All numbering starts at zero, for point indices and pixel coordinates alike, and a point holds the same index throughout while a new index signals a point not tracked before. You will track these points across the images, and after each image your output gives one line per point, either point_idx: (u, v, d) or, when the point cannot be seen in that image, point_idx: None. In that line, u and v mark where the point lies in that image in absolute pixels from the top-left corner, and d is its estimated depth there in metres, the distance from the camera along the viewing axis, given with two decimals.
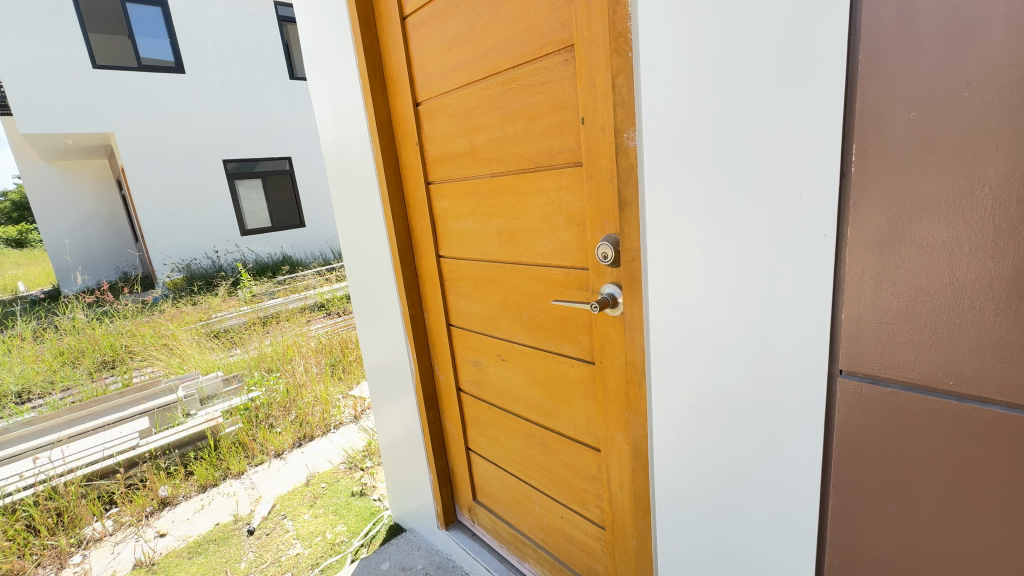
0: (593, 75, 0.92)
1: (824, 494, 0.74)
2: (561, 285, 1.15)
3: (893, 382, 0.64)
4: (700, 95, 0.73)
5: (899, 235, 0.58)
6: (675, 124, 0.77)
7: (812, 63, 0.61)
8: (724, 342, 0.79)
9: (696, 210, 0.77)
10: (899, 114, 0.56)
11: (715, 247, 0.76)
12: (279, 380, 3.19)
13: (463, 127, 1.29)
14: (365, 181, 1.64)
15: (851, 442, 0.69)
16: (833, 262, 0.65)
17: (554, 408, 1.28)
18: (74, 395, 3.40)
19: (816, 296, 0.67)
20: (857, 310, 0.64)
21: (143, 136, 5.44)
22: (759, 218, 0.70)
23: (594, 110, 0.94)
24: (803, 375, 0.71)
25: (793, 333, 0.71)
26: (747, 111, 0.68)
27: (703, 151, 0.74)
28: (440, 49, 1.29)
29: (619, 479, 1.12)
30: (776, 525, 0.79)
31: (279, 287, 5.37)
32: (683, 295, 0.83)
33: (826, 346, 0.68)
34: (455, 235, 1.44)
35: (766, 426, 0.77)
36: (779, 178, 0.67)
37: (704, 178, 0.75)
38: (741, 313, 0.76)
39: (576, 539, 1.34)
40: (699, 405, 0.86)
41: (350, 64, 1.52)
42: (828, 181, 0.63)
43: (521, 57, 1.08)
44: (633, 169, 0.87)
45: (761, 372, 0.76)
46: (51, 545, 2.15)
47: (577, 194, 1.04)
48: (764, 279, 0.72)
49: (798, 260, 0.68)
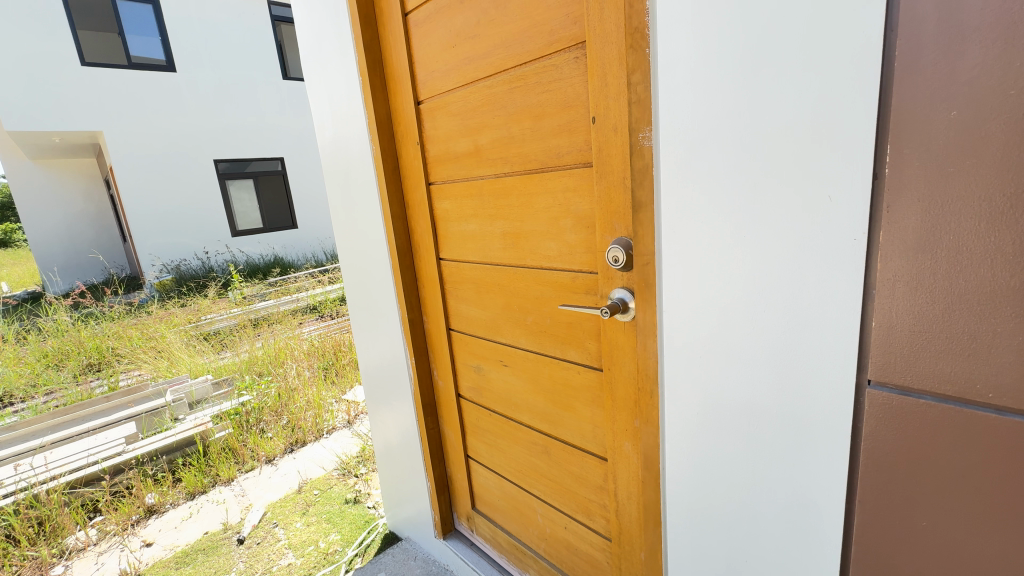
0: (605, 72, 0.89)
1: (848, 509, 0.71)
2: (568, 290, 1.11)
3: (925, 394, 0.61)
4: (723, 93, 0.70)
5: (936, 239, 0.56)
6: (695, 123, 0.74)
7: (844, 62, 0.58)
8: (741, 347, 0.76)
9: (716, 212, 0.75)
10: (937, 113, 0.53)
11: (736, 252, 0.74)
12: (270, 384, 3.12)
13: (467, 127, 1.26)
14: (363, 181, 1.60)
15: (879, 456, 0.66)
16: (863, 268, 0.62)
17: (558, 415, 1.24)
18: (57, 398, 3.31)
19: (844, 303, 0.64)
20: (888, 318, 0.61)
21: (132, 134, 5.35)
22: (782, 218, 0.67)
23: (606, 109, 0.91)
24: (826, 383, 0.68)
25: (819, 341, 0.68)
26: (771, 108, 0.65)
27: (725, 151, 0.71)
28: (443, 46, 1.26)
29: (627, 489, 1.09)
30: (795, 540, 0.76)
31: (271, 289, 5.30)
32: (699, 301, 0.80)
33: (854, 354, 0.65)
34: (456, 237, 1.40)
35: (786, 438, 0.74)
36: (805, 177, 0.64)
37: (724, 180, 0.72)
38: (760, 317, 0.73)
39: (581, 551, 1.30)
40: (714, 415, 0.83)
41: (349, 61, 1.48)
42: (859, 183, 0.60)
43: (529, 54, 1.05)
44: (647, 170, 0.84)
45: (783, 382, 0.73)
46: (31, 555, 2.07)
47: (587, 195, 1.01)
48: (787, 282, 0.69)
49: (823, 262, 0.65)
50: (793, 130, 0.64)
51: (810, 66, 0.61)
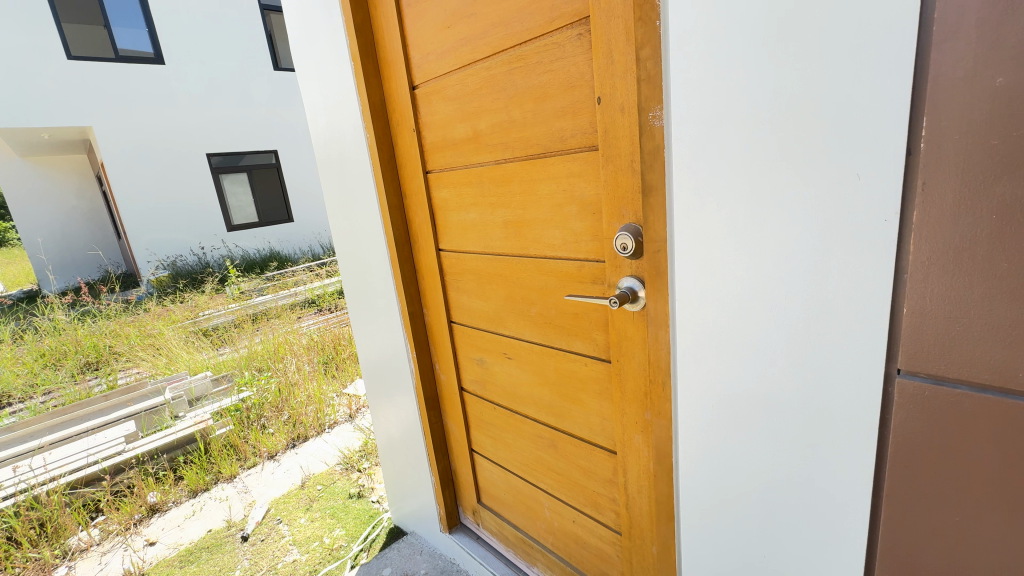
0: (611, 49, 0.84)
1: (875, 504, 0.68)
2: (575, 280, 1.07)
3: (960, 383, 0.57)
4: (743, 66, 0.65)
5: (976, 217, 0.52)
6: (710, 100, 0.70)
7: (876, 30, 0.54)
8: (760, 337, 0.73)
9: (734, 195, 0.70)
10: (981, 81, 0.49)
11: (755, 237, 0.70)
12: (270, 380, 3.09)
13: (465, 112, 1.21)
14: (358, 171, 1.55)
15: (908, 448, 0.63)
16: (894, 250, 0.58)
17: (565, 408, 1.21)
18: (56, 398, 3.26)
19: (874, 288, 0.60)
20: (921, 303, 0.57)
21: (122, 129, 5.26)
22: (805, 200, 0.63)
23: (613, 88, 0.86)
24: (852, 375, 0.65)
25: (845, 329, 0.64)
26: (796, 81, 0.61)
27: (744, 129, 0.67)
28: (438, 27, 1.20)
29: (637, 483, 1.06)
30: (817, 535, 0.73)
31: (268, 283, 5.24)
32: (715, 290, 0.76)
33: (883, 342, 0.61)
34: (456, 226, 1.36)
35: (808, 432, 0.71)
36: (830, 154, 0.60)
37: (743, 160, 0.68)
38: (780, 306, 0.70)
39: (589, 544, 1.28)
40: (731, 408, 0.79)
41: (340, 45, 1.43)
42: (891, 160, 0.56)
43: (530, 32, 1.00)
44: (658, 152, 0.79)
45: (805, 374, 0.69)
46: (34, 557, 2.04)
47: (592, 179, 0.97)
48: (810, 267, 0.65)
49: (850, 242, 0.61)
50: (816, 107, 0.60)
51: (835, 38, 0.57)
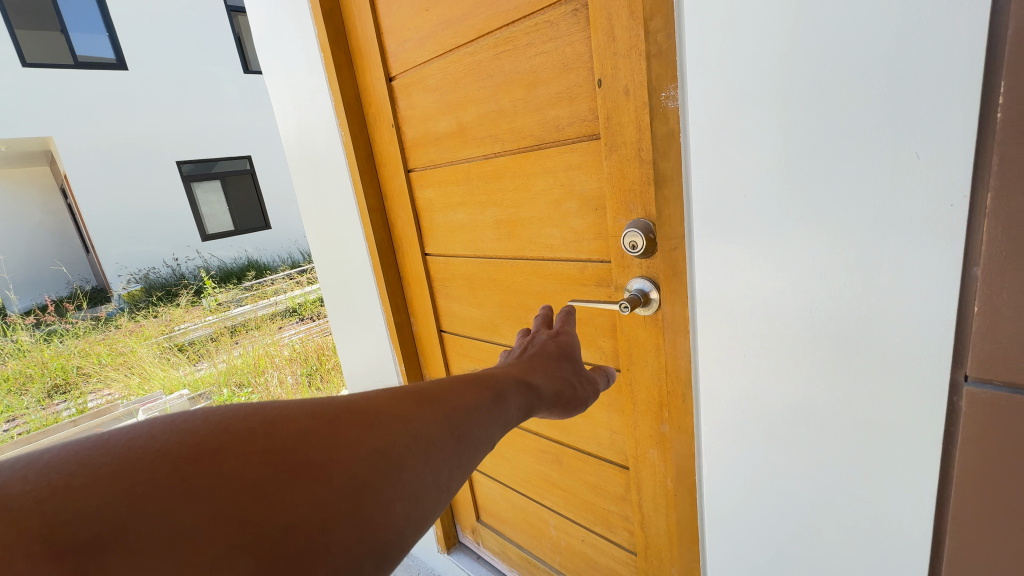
0: (612, 24, 0.75)
1: (937, 529, 0.59)
2: (577, 283, 0.98)
3: None
4: (775, 32, 0.57)
5: None
6: (735, 73, 0.61)
7: None
8: (798, 341, 0.64)
9: (767, 181, 0.62)
10: None
11: (792, 229, 0.61)
12: (251, 396, 2.95)
13: (447, 103, 1.11)
14: (334, 172, 1.44)
15: (975, 472, 0.53)
16: (963, 238, 0.49)
17: (571, 421, 1.12)
18: (21, 425, 3.06)
19: (938, 282, 0.52)
20: (995, 301, 0.48)
21: (85, 139, 5.01)
22: (853, 184, 0.55)
23: (615, 69, 0.77)
24: (910, 382, 0.57)
25: (902, 329, 0.56)
26: (839, 45, 0.53)
27: (777, 104, 0.59)
28: (415, 11, 1.10)
29: (653, 501, 0.97)
30: (866, 559, 0.66)
31: (248, 294, 5.04)
32: (745, 289, 0.68)
33: (949, 346, 0.53)
34: (443, 228, 1.25)
35: (856, 445, 0.63)
36: (883, 129, 0.52)
37: (777, 140, 0.60)
38: (823, 307, 0.61)
39: (600, 565, 1.19)
40: (763, 420, 0.71)
41: (309, 36, 1.31)
42: (959, 131, 0.47)
43: (517, 11, 0.90)
44: (673, 137, 0.71)
45: (852, 381, 0.61)
46: None
47: (594, 171, 0.88)
48: (857, 260, 0.57)
49: (906, 231, 0.53)
50: (863, 76, 0.52)
51: None
